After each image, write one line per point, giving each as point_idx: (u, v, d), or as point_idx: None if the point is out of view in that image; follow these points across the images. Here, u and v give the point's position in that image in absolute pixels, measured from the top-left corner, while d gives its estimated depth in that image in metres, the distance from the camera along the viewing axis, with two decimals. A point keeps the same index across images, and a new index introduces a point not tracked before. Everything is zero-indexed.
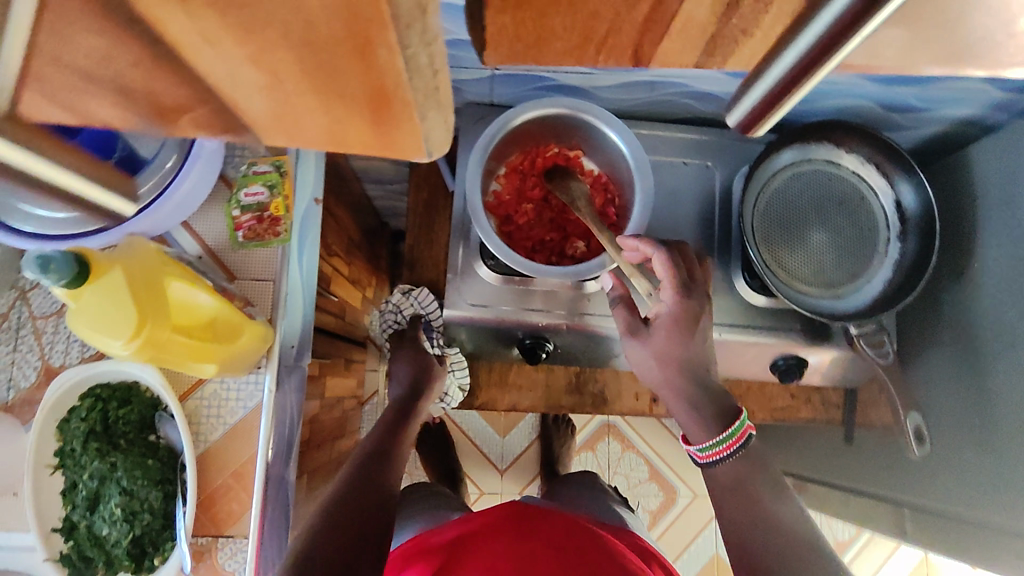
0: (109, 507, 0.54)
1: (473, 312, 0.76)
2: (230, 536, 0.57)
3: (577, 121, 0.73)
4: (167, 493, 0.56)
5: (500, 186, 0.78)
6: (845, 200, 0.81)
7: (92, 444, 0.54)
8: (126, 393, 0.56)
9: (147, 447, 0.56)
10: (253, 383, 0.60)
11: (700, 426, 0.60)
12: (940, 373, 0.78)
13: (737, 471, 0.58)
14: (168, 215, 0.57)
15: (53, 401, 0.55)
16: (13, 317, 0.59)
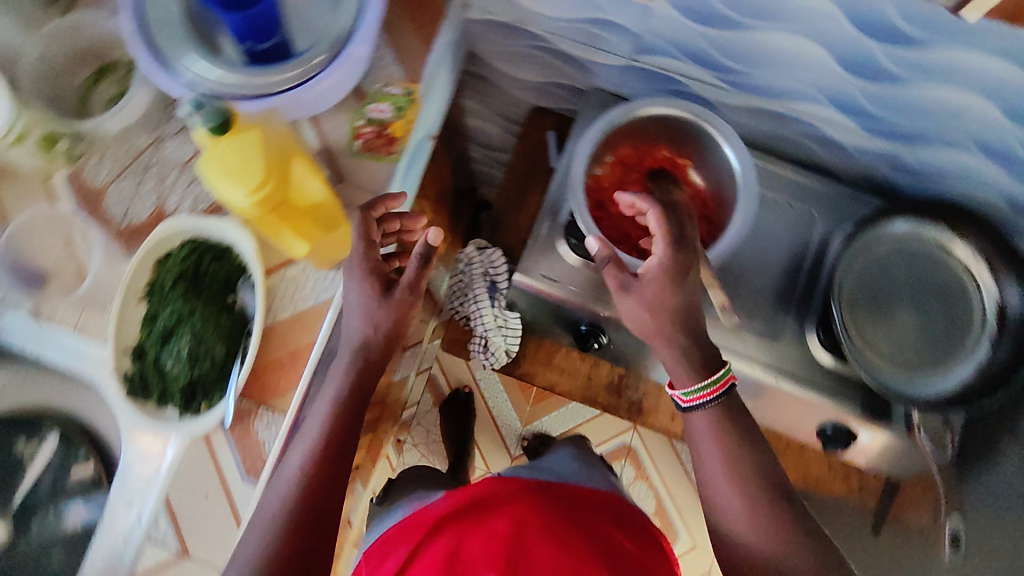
0: (180, 345, 0.60)
1: (542, 284, 0.77)
2: (269, 408, 0.60)
3: (699, 130, 0.74)
4: (229, 350, 0.61)
5: (603, 172, 0.77)
6: (948, 288, 0.77)
7: (180, 287, 0.61)
8: (221, 252, 0.62)
9: (224, 305, 0.61)
10: (331, 278, 0.63)
11: (683, 374, 0.62)
12: (1001, 491, 0.74)
13: (712, 419, 0.62)
14: (303, 107, 0.61)
15: (160, 238, 0.61)
16: (144, 158, 0.65)
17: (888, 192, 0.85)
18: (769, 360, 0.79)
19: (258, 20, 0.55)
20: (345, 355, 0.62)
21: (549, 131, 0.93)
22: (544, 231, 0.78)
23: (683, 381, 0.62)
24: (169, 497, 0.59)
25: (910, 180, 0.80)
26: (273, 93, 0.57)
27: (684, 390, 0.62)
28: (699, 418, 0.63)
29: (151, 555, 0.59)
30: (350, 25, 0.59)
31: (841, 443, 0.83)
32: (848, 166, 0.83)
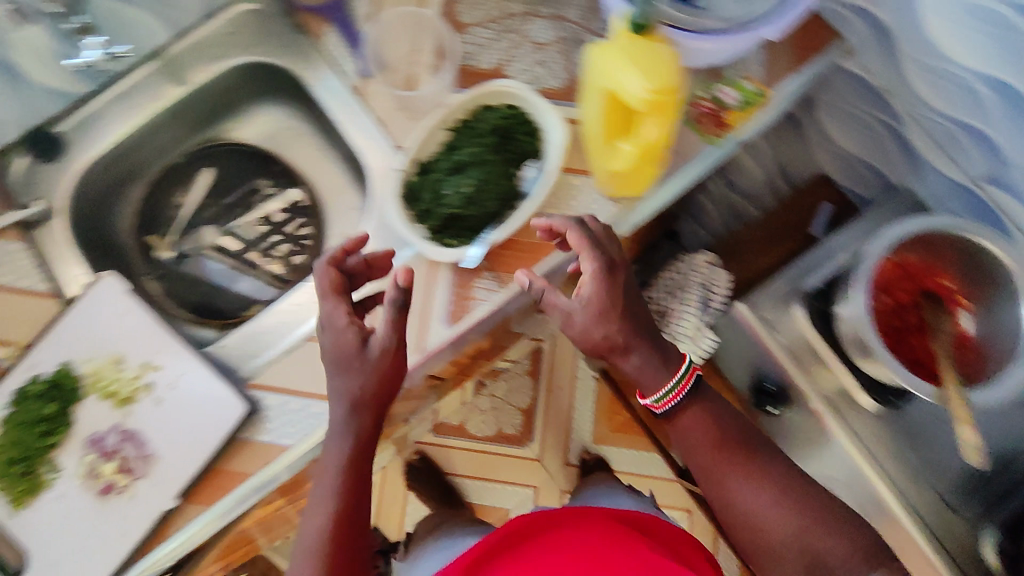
0: (461, 181, 0.73)
1: (761, 322, 0.84)
2: (490, 276, 0.74)
3: (998, 275, 0.71)
4: (495, 210, 0.74)
5: (883, 267, 0.74)
6: None
7: (490, 139, 0.75)
8: (523, 130, 0.76)
9: (508, 172, 0.75)
10: (596, 200, 0.75)
11: (659, 373, 0.71)
12: None
13: (687, 416, 0.73)
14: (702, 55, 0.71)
15: (495, 93, 0.77)
16: (502, 34, 0.82)
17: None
18: (915, 524, 0.79)
19: None
20: (337, 416, 0.65)
21: (824, 202, 0.95)
22: (781, 289, 0.84)
23: (664, 374, 0.71)
24: (380, 294, 0.74)
25: None
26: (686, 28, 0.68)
27: (656, 396, 0.72)
28: (690, 429, 0.72)
29: None
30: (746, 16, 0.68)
31: None
32: None
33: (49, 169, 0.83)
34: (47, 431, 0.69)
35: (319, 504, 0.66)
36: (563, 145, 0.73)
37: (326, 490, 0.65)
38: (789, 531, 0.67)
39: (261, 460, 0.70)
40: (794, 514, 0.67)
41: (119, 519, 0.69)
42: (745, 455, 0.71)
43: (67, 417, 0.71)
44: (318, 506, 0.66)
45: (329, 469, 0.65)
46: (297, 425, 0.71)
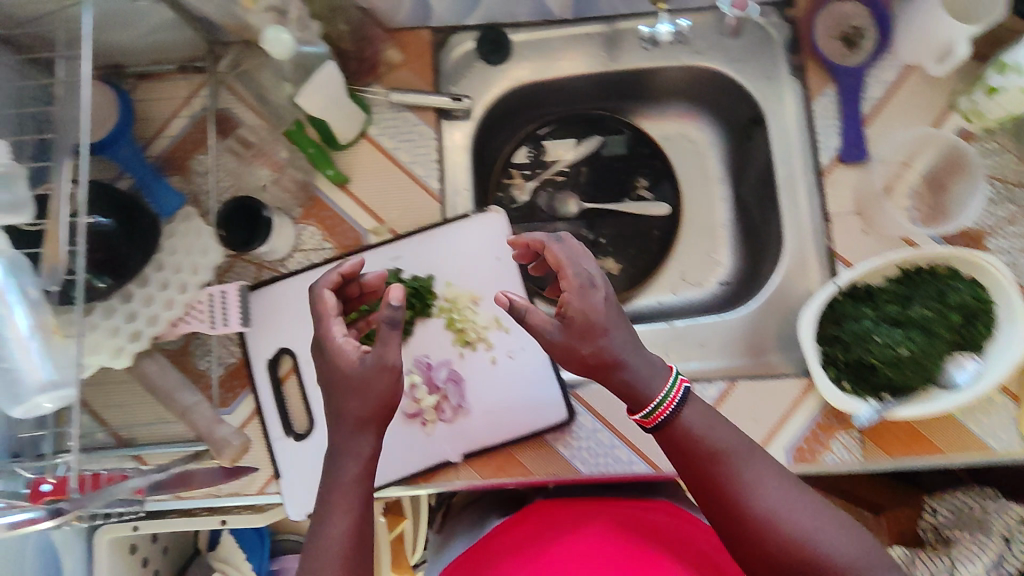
0: (895, 337, 0.65)
1: None
2: (855, 435, 0.68)
3: None
4: (911, 383, 0.66)
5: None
6: None
7: (952, 313, 0.65)
8: (991, 322, 0.65)
9: (948, 351, 0.65)
10: (1010, 436, 0.66)
11: (652, 380, 0.56)
12: None
13: (693, 413, 0.56)
14: None
15: (986, 265, 0.66)
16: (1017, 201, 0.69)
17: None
18: None
19: None
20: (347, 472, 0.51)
21: None
22: None
23: (651, 380, 0.56)
24: (738, 393, 0.69)
25: None
26: None
27: (653, 403, 0.56)
28: (671, 436, 0.56)
29: None
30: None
31: None
32: None
33: (486, 71, 0.80)
34: (393, 332, 0.69)
35: (341, 468, 0.52)
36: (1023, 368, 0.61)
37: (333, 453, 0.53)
38: (804, 526, 0.52)
39: (551, 471, 0.69)
40: (804, 498, 0.54)
41: (414, 445, 0.69)
42: (722, 466, 0.55)
43: (411, 327, 0.70)
44: (341, 494, 0.51)
45: (330, 426, 0.53)
46: (600, 459, 0.69)
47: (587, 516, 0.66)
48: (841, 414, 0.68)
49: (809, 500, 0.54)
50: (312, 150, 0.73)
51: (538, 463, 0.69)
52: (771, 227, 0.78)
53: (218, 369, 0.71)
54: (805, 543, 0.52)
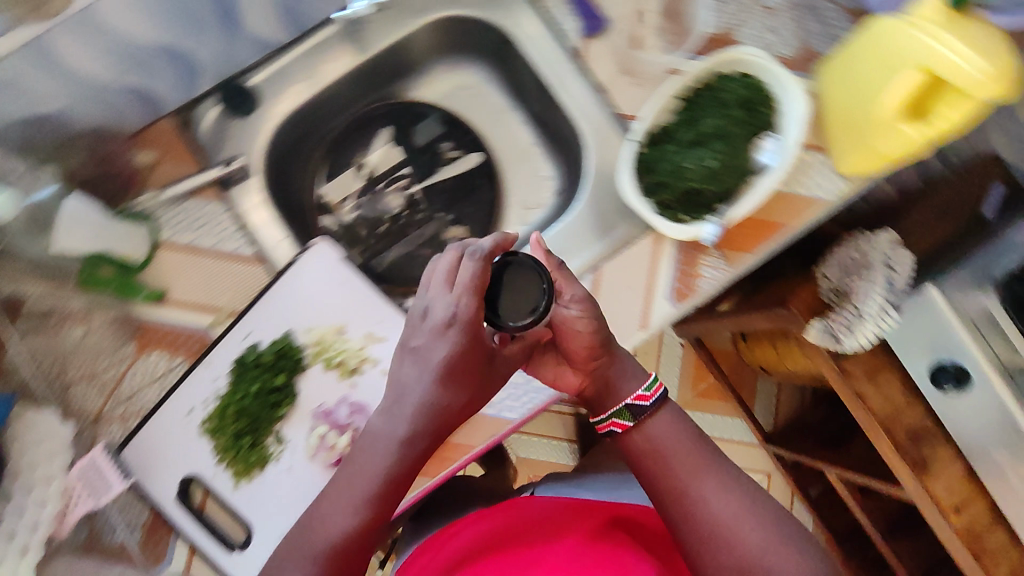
0: (705, 156, 0.71)
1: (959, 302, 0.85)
2: (720, 253, 0.72)
3: None
4: (732, 185, 0.72)
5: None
6: None
7: (735, 111, 0.72)
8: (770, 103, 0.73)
9: (747, 146, 0.72)
10: (833, 183, 0.74)
11: (629, 381, 0.68)
12: None
13: (664, 423, 0.67)
14: None
15: (734, 59, 0.73)
16: None
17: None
18: None
19: None
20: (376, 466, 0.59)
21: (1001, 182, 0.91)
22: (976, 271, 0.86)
23: (628, 382, 0.68)
24: (607, 274, 0.72)
25: None
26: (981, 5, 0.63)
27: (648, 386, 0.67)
28: (654, 428, 0.67)
29: None
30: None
31: None
32: None
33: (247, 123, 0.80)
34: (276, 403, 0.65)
35: (334, 519, 0.59)
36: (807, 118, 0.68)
37: (343, 499, 0.59)
38: (754, 544, 0.61)
39: (489, 435, 0.69)
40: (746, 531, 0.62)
41: None
42: (678, 484, 0.64)
43: (292, 389, 0.67)
44: (343, 503, 0.59)
45: (356, 467, 0.59)
46: (527, 400, 0.70)
47: (578, 518, 0.74)
48: (695, 243, 0.72)
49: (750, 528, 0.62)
50: (113, 285, 0.70)
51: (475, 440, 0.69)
52: (565, 124, 0.82)
53: (136, 533, 0.67)
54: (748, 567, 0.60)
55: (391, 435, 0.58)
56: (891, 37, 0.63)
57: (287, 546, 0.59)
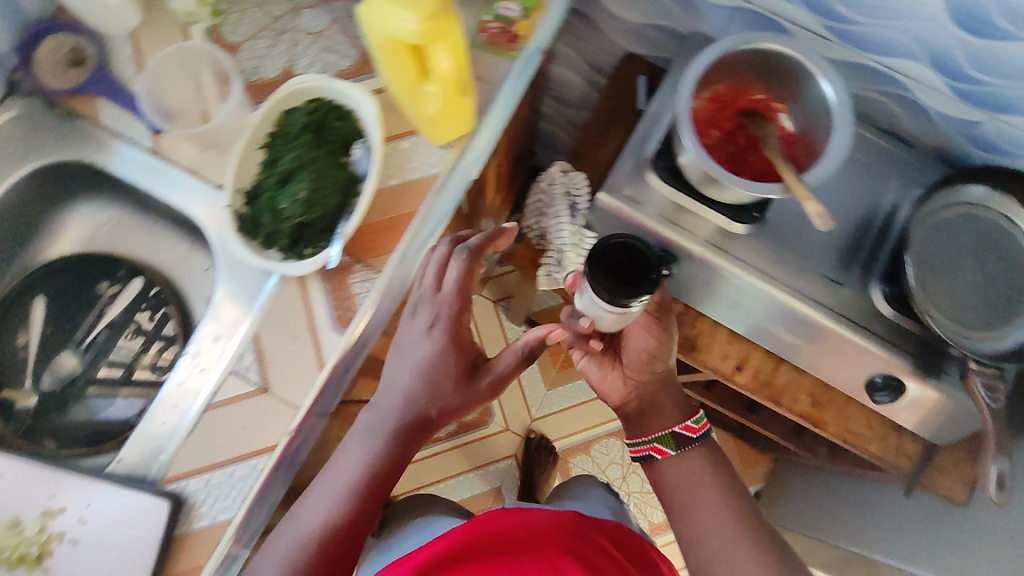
0: (296, 189, 0.71)
1: (624, 202, 0.89)
2: (364, 267, 0.74)
3: (793, 69, 0.83)
4: (340, 203, 0.73)
5: (699, 105, 0.88)
6: (1008, 259, 0.85)
7: (306, 137, 0.73)
8: (344, 113, 0.75)
9: (339, 162, 0.74)
10: (438, 157, 0.77)
11: (671, 412, 0.86)
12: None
13: (703, 456, 0.85)
14: None
15: (289, 92, 0.75)
16: (281, 23, 0.79)
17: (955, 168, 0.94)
18: (831, 302, 0.87)
19: None
20: (389, 418, 0.76)
21: (640, 76, 1.03)
22: (629, 165, 0.91)
23: (674, 414, 0.86)
24: (262, 338, 0.72)
25: (983, 156, 0.90)
26: None
27: (692, 420, 0.85)
28: (684, 460, 0.85)
29: (234, 385, 0.72)
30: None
31: (889, 392, 0.89)
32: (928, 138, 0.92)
33: None
34: None
35: (312, 517, 0.72)
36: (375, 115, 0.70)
37: (326, 500, 0.73)
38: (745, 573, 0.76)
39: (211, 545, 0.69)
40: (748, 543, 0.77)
41: None
42: (688, 518, 0.81)
43: None
44: (355, 460, 0.75)
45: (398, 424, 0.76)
46: (235, 492, 0.70)
47: (537, 545, 0.78)
48: (335, 269, 0.73)
49: (739, 524, 0.79)
50: None
51: (189, 563, 0.69)
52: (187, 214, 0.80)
53: None
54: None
55: (371, 441, 0.76)
56: (373, 20, 0.60)
57: (271, 539, 0.73)
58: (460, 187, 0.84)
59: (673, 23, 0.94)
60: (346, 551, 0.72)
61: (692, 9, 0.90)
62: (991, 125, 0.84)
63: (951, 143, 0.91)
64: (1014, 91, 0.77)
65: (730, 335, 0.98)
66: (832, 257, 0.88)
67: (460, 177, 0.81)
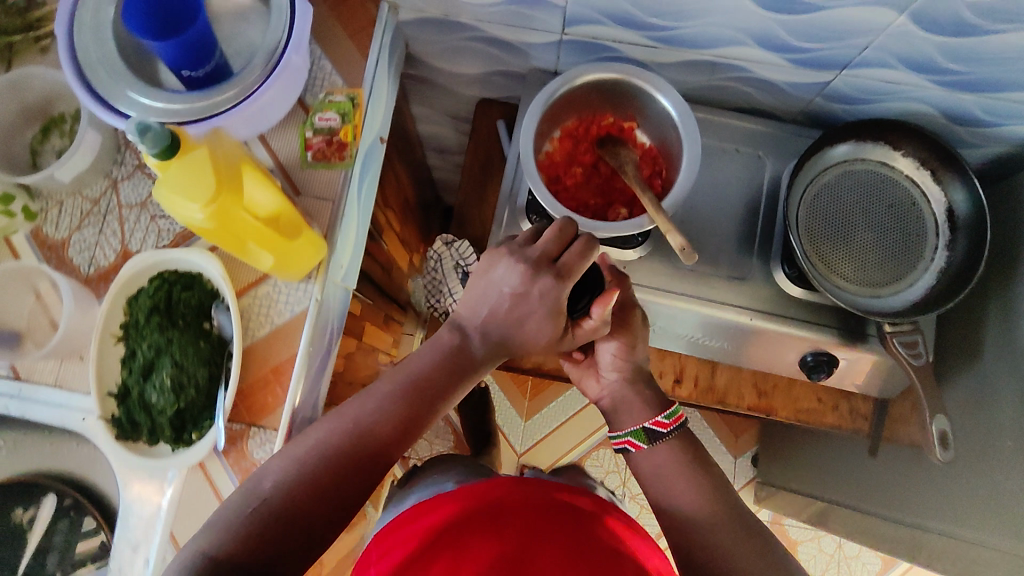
0: (161, 377, 0.68)
1: None
2: (260, 428, 0.71)
3: (631, 89, 0.80)
4: (212, 375, 0.70)
5: (553, 147, 0.86)
6: (897, 204, 0.84)
7: (156, 318, 0.69)
8: (190, 281, 0.72)
9: (200, 332, 0.71)
10: (301, 291, 0.74)
11: (646, 410, 0.76)
12: (976, 392, 0.85)
13: (675, 450, 0.73)
14: (252, 122, 0.70)
15: (127, 277, 0.71)
16: (103, 203, 0.76)
17: (826, 123, 0.92)
18: (742, 299, 0.86)
19: (195, 39, 0.62)
20: (421, 364, 0.67)
21: (498, 122, 1.00)
22: (506, 216, 0.89)
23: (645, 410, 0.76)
24: (178, 534, 0.69)
25: (848, 109, 0.87)
26: (218, 113, 0.66)
27: (662, 415, 0.75)
28: (655, 454, 0.74)
29: None
30: (280, 37, 0.68)
31: (823, 370, 0.86)
32: (790, 105, 0.89)
33: None
34: None
35: (367, 415, 0.63)
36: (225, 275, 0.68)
37: (367, 417, 0.63)
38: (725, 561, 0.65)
39: None
40: (718, 504, 0.68)
41: None
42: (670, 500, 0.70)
43: None
44: (398, 408, 0.64)
45: (438, 390, 0.66)
46: None
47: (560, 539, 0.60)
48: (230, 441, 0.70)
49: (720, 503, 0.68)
50: None
51: None
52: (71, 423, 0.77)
53: None
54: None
55: (414, 372, 0.66)
56: (173, 188, 0.56)
57: (291, 442, 0.62)
58: (341, 301, 0.81)
59: (507, 66, 0.91)
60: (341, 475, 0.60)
61: (519, 52, 0.86)
62: (840, 81, 0.81)
63: (814, 106, 0.87)
64: (848, 50, 0.74)
65: (660, 353, 0.96)
66: (730, 251, 0.87)
67: (334, 296, 0.79)
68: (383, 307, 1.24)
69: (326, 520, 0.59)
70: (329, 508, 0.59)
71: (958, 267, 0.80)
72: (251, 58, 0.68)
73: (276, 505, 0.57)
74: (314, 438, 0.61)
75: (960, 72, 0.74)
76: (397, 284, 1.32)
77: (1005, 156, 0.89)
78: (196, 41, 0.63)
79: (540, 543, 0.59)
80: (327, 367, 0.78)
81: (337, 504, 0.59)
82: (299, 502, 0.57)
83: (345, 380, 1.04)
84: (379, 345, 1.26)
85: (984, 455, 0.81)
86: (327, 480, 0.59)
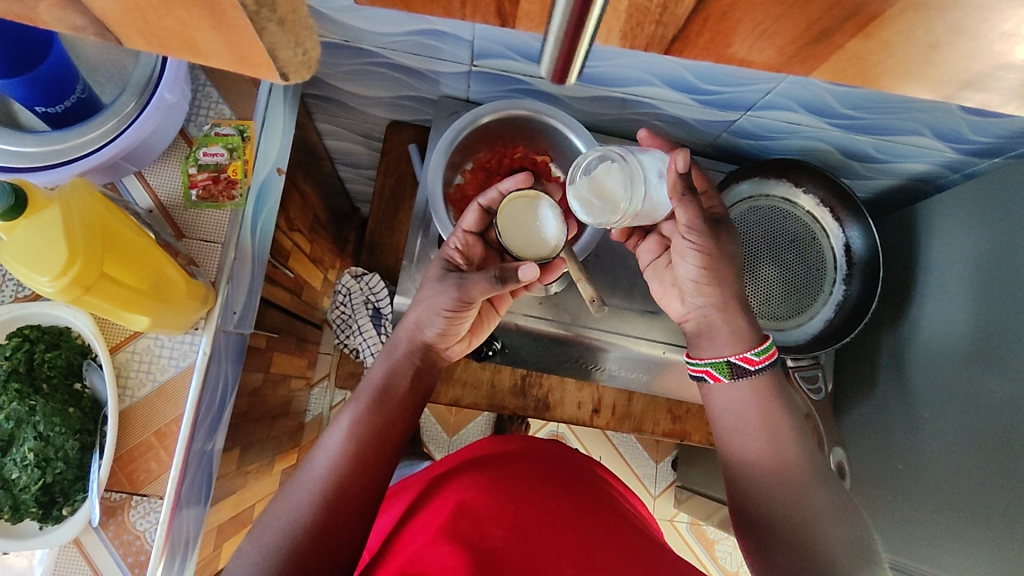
0: (22, 451, 0.58)
1: None
2: (143, 496, 0.66)
3: (546, 125, 0.80)
4: (83, 444, 0.63)
5: (465, 180, 0.83)
6: (799, 238, 0.88)
7: (14, 385, 0.58)
8: (54, 338, 0.62)
9: (69, 395, 0.62)
10: (188, 343, 0.69)
11: (733, 340, 0.63)
12: (865, 418, 0.89)
13: (759, 396, 0.61)
14: (121, 164, 0.64)
15: None
16: None
17: (735, 156, 0.93)
18: (655, 333, 0.86)
19: (49, 77, 0.54)
20: (368, 388, 0.64)
21: (410, 144, 0.95)
22: (417, 247, 0.85)
23: (732, 339, 0.63)
24: None
25: (753, 143, 0.89)
26: (73, 158, 0.59)
27: (752, 350, 0.62)
28: (730, 395, 0.62)
29: None
30: (152, 70, 0.62)
31: None
32: (701, 138, 0.89)
33: None
34: None
35: (331, 443, 0.59)
36: (94, 329, 0.63)
37: (328, 444, 0.59)
38: (792, 514, 0.56)
39: None
40: (796, 456, 0.58)
41: None
42: (734, 450, 0.61)
43: None
44: (361, 427, 0.60)
45: (386, 401, 0.63)
46: None
47: (548, 501, 0.63)
48: (104, 517, 0.65)
49: (799, 454, 0.59)
50: None
51: None
52: None
53: None
54: (768, 528, 0.57)
55: (372, 385, 0.64)
56: (10, 252, 0.48)
57: (281, 494, 0.56)
58: (236, 345, 0.77)
59: (412, 91, 0.86)
60: (345, 514, 0.55)
61: (426, 78, 0.82)
62: (746, 120, 0.82)
63: (723, 140, 0.88)
64: (751, 93, 0.74)
65: (578, 381, 0.95)
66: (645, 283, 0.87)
67: (226, 343, 0.73)
68: (295, 332, 1.17)
69: (352, 551, 0.55)
70: (341, 549, 0.54)
71: (855, 303, 0.84)
72: (122, 88, 0.61)
73: (286, 546, 0.52)
74: (298, 497, 0.55)
75: (863, 118, 0.75)
76: (311, 306, 1.25)
77: (898, 189, 0.92)
78: (65, 66, 0.55)
79: (535, 510, 0.61)
80: (218, 420, 0.75)
81: (359, 534, 0.56)
82: (320, 536, 0.53)
83: (252, 419, 0.97)
84: (291, 372, 1.18)
85: (882, 479, 0.85)
86: (340, 509, 0.55)
